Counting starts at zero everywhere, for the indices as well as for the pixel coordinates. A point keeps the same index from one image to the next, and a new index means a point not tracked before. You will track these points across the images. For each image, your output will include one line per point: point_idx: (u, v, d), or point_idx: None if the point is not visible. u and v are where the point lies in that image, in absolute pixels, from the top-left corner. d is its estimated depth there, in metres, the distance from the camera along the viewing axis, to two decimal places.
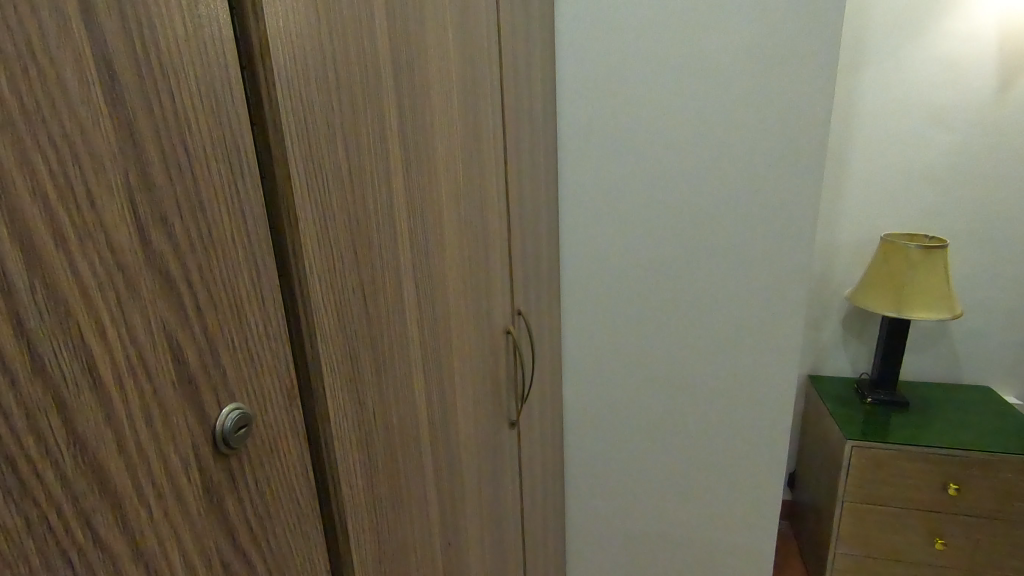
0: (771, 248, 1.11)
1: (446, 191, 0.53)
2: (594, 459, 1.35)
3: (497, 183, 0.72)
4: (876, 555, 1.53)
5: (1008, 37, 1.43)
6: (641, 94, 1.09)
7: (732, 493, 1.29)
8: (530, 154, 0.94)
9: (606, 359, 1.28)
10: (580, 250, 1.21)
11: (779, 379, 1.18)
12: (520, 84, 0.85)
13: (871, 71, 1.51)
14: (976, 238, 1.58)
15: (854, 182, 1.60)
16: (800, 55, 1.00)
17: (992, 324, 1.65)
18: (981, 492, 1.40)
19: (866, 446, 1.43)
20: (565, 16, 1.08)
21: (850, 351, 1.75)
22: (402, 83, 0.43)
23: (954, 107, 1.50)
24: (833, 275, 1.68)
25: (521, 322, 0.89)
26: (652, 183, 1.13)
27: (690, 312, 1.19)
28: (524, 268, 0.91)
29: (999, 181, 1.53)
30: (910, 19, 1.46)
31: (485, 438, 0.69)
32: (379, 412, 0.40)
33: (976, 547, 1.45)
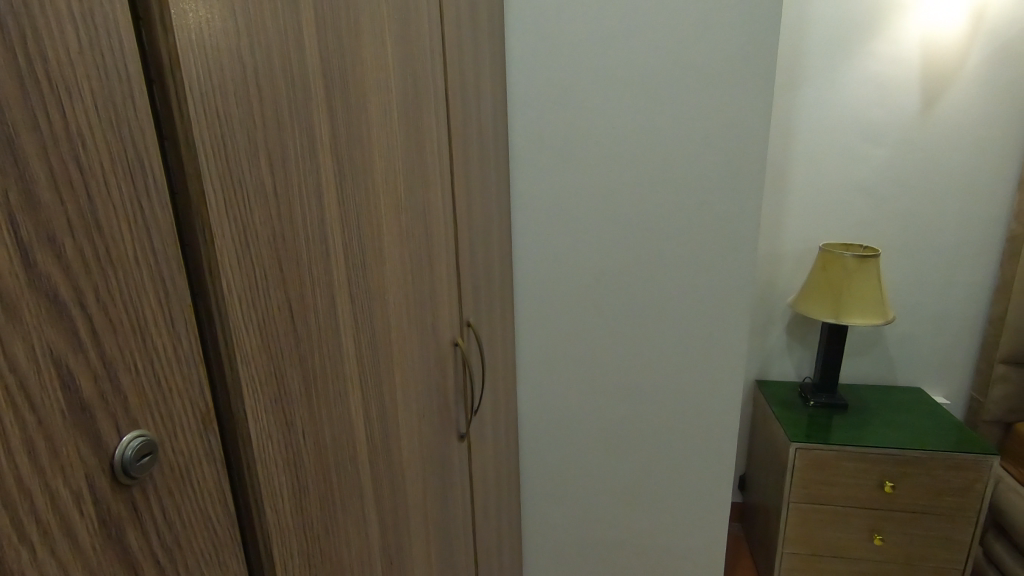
0: (716, 259, 1.15)
1: (386, 206, 0.53)
2: (549, 468, 1.36)
3: (442, 196, 0.72)
4: (821, 552, 1.58)
5: (930, 58, 1.53)
6: (590, 109, 1.11)
7: (683, 498, 1.32)
8: (479, 165, 0.94)
9: (560, 369, 1.28)
10: (532, 260, 1.22)
11: (725, 384, 1.22)
12: (468, 95, 0.85)
13: (807, 90, 1.59)
14: (906, 248, 1.68)
15: (794, 194, 1.67)
16: (739, 74, 1.04)
17: (922, 329, 1.74)
18: (914, 489, 1.48)
19: (809, 448, 1.49)
20: (515, 29, 1.09)
21: (794, 356, 1.82)
22: (335, 97, 0.42)
23: (883, 126, 1.59)
24: (777, 283, 1.75)
25: (470, 333, 0.89)
26: (602, 195, 1.15)
27: (641, 321, 1.21)
28: (473, 280, 0.91)
29: (925, 194, 1.62)
30: (841, 43, 1.54)
31: (431, 452, 0.68)
32: (310, 433, 0.39)
33: (911, 541, 1.53)
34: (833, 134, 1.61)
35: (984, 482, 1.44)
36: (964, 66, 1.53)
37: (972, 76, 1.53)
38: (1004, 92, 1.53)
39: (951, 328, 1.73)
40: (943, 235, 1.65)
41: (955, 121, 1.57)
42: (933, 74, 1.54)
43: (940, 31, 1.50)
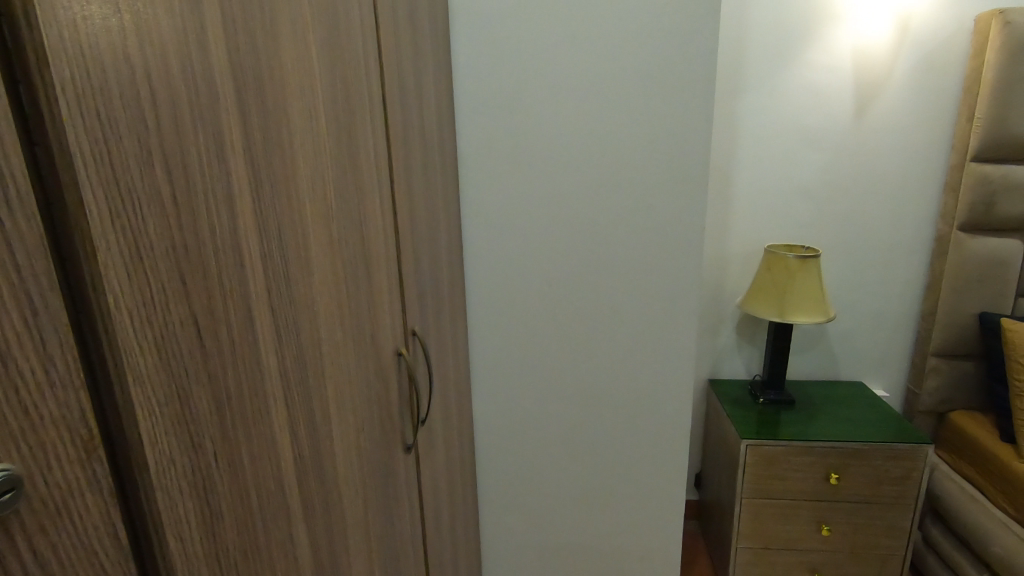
0: (662, 263, 1.17)
1: (313, 214, 0.51)
2: (506, 475, 1.35)
3: (380, 203, 0.70)
4: (773, 545, 1.62)
5: (862, 67, 1.60)
6: (536, 115, 1.11)
7: (637, 500, 1.33)
8: (424, 172, 0.92)
9: (513, 375, 1.28)
10: (482, 266, 1.21)
11: (675, 385, 1.24)
12: (409, 100, 0.83)
13: (747, 97, 1.64)
14: (844, 248, 1.75)
15: (739, 198, 1.72)
16: (680, 81, 1.07)
17: (862, 325, 1.82)
18: (857, 479, 1.54)
19: (759, 444, 1.53)
20: (460, 34, 1.08)
21: (743, 355, 1.87)
22: (249, 102, 0.41)
23: (820, 131, 1.66)
24: (726, 285, 1.80)
25: (416, 342, 0.87)
26: (551, 200, 1.16)
27: (592, 326, 1.22)
28: (419, 289, 0.89)
29: (860, 197, 1.70)
30: (777, 52, 1.60)
31: (373, 465, 0.67)
32: (223, 456, 0.37)
33: (856, 530, 1.58)
34: (774, 139, 1.67)
35: (921, 470, 1.51)
36: (892, 75, 1.60)
37: (900, 84, 1.61)
38: (929, 100, 1.62)
39: (888, 324, 1.81)
40: (878, 236, 1.73)
41: (885, 126, 1.64)
42: (863, 82, 1.61)
43: (870, 41, 1.58)
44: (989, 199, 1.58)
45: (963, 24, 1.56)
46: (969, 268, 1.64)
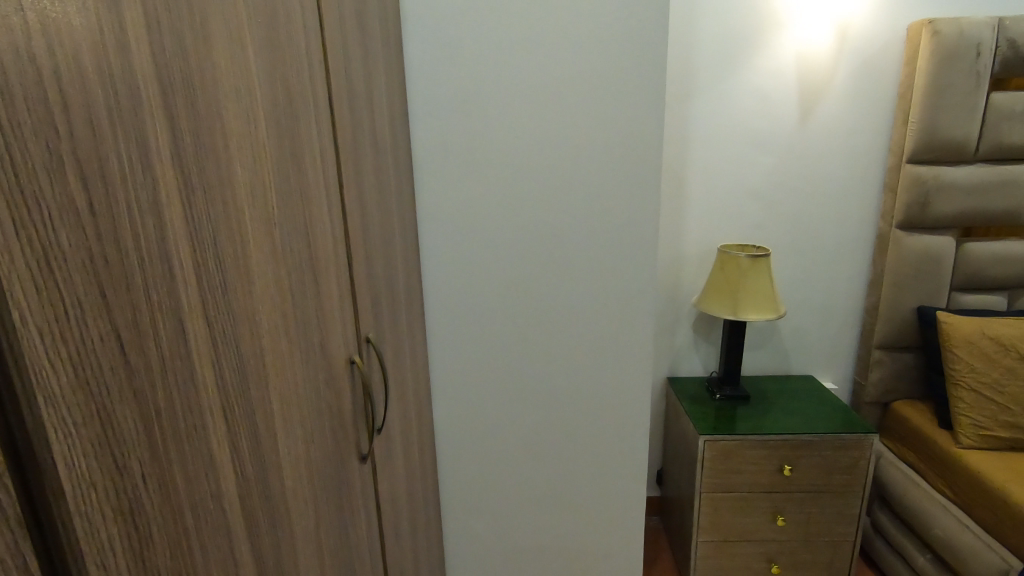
0: (618, 264, 1.18)
1: (252, 221, 0.49)
2: (468, 481, 1.34)
3: (329, 208, 0.69)
4: (731, 538, 1.67)
5: (805, 73, 1.66)
6: (491, 118, 1.11)
7: (599, 499, 1.34)
8: (376, 177, 0.91)
9: (472, 379, 1.27)
10: (439, 271, 1.20)
11: (633, 384, 1.25)
12: (359, 104, 0.82)
13: (697, 101, 1.68)
14: (793, 247, 1.81)
15: (693, 200, 1.77)
16: (632, 84, 1.08)
17: (811, 321, 1.89)
18: (809, 470, 1.59)
19: (716, 440, 1.57)
20: (412, 36, 1.07)
21: (700, 353, 1.91)
22: (177, 105, 0.39)
23: (768, 135, 1.72)
24: (682, 285, 1.84)
25: (370, 350, 0.85)
26: (507, 203, 1.16)
27: (551, 328, 1.23)
28: (373, 295, 0.88)
29: (806, 197, 1.77)
30: (725, 57, 1.65)
31: (325, 477, 0.65)
32: (153, 476, 0.35)
33: (809, 519, 1.64)
34: (725, 143, 1.72)
35: (867, 458, 1.57)
36: (833, 80, 1.67)
37: (841, 89, 1.68)
38: (867, 105, 1.70)
39: (835, 319, 1.89)
40: (823, 235, 1.80)
41: (828, 130, 1.71)
42: (806, 88, 1.68)
43: (812, 48, 1.64)
44: (925, 198, 1.65)
45: (897, 33, 1.64)
46: (907, 264, 1.72)
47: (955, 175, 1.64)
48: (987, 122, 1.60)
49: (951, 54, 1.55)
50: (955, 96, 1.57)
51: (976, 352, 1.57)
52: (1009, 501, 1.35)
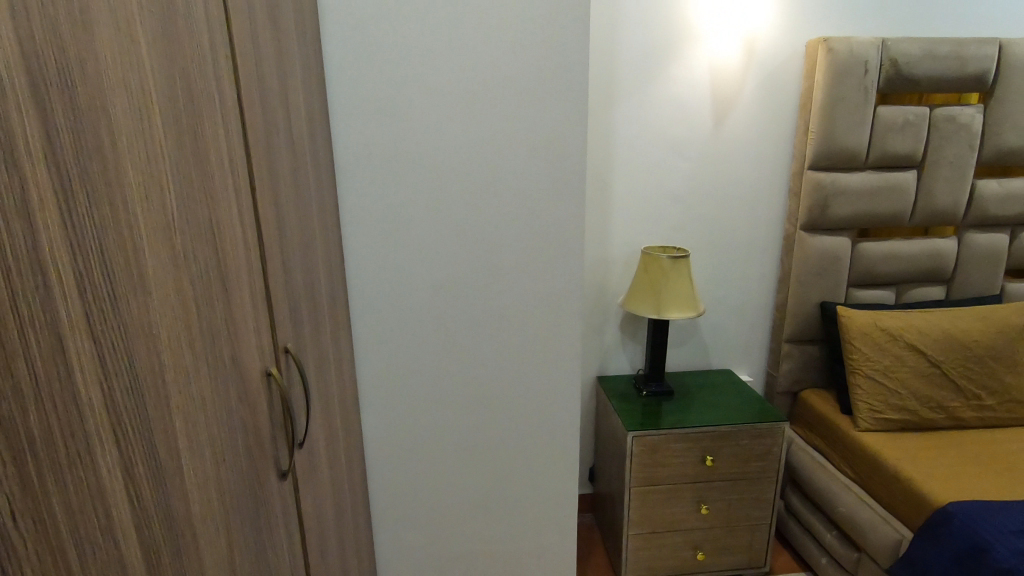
0: (545, 266, 1.20)
1: (147, 225, 0.45)
2: (399, 491, 1.31)
3: (239, 212, 0.65)
4: (659, 529, 1.73)
5: (717, 83, 1.76)
6: (415, 119, 1.09)
7: (531, 501, 1.35)
8: (294, 180, 0.87)
9: (402, 386, 1.24)
10: (365, 276, 1.17)
11: (563, 385, 1.27)
12: (272, 101, 0.78)
13: (619, 108, 1.74)
14: (710, 248, 1.91)
15: (617, 204, 1.83)
16: (556, 89, 1.10)
17: (727, 317, 2.00)
18: (728, 459, 1.68)
19: (643, 435, 1.62)
20: (332, 34, 1.04)
21: (627, 351, 1.97)
22: (50, 99, 0.35)
23: (685, 141, 1.80)
24: (608, 286, 1.89)
25: (289, 360, 0.81)
26: (435, 207, 1.14)
27: (481, 331, 1.22)
28: (292, 303, 0.84)
29: (722, 201, 1.87)
30: (644, 66, 1.72)
31: (239, 497, 0.61)
32: (26, 512, 0.32)
33: (730, 506, 1.73)
34: (646, 149, 1.79)
35: (779, 445, 1.68)
36: (742, 91, 1.78)
37: (749, 99, 1.79)
38: (773, 114, 1.82)
39: (749, 316, 2.00)
40: (737, 236, 1.91)
41: (739, 137, 1.82)
42: (719, 97, 1.77)
43: (723, 60, 1.74)
44: (824, 202, 1.79)
45: (796, 48, 1.77)
46: (811, 263, 1.86)
47: (849, 181, 1.79)
48: (875, 132, 1.76)
49: (843, 70, 1.69)
50: (847, 108, 1.72)
51: (870, 342, 1.72)
52: (900, 477, 1.49)
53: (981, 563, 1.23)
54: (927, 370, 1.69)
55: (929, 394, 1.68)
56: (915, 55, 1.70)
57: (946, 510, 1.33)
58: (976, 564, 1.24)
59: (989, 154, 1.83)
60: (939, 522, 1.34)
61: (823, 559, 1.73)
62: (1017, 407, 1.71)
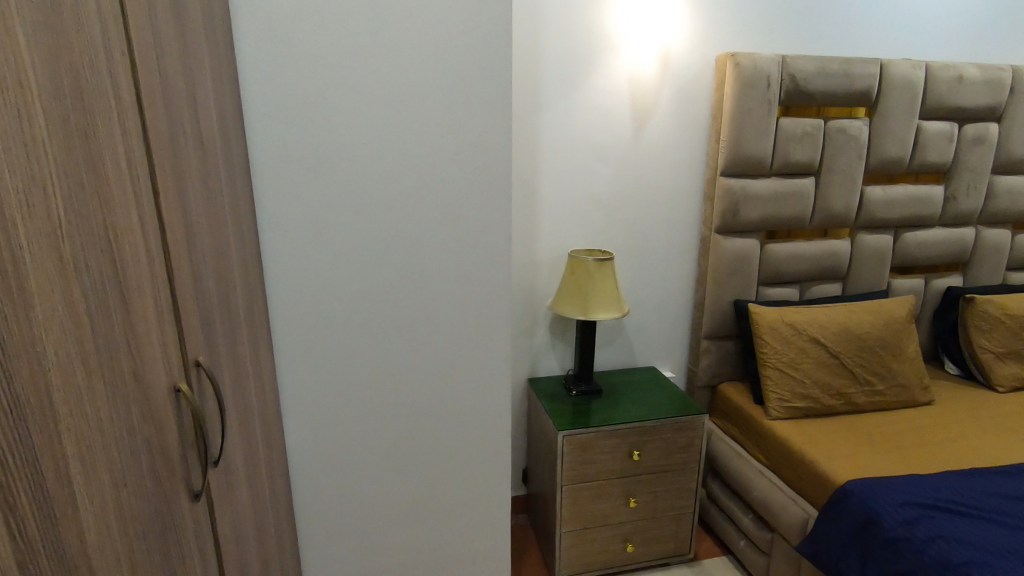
0: (473, 270, 1.20)
1: (28, 233, 0.42)
2: (326, 504, 1.27)
3: (139, 217, 0.60)
4: (590, 524, 1.77)
5: (636, 91, 1.84)
6: (337, 123, 1.07)
7: (465, 505, 1.35)
8: (203, 183, 0.82)
9: (328, 397, 1.21)
10: (286, 284, 1.13)
11: (493, 388, 1.28)
12: (177, 99, 0.73)
13: (544, 114, 1.78)
14: (633, 250, 1.99)
15: (545, 208, 1.86)
16: (480, 94, 1.11)
17: (651, 317, 2.08)
18: (653, 452, 1.75)
19: (573, 433, 1.66)
20: (244, 31, 0.99)
21: (557, 353, 2.01)
22: None
23: (607, 147, 1.87)
24: (537, 289, 1.93)
25: (201, 373, 0.77)
26: (359, 212, 1.12)
27: (409, 337, 1.21)
28: (203, 314, 0.79)
29: (643, 205, 1.95)
30: (567, 73, 1.76)
31: (145, 522, 0.58)
32: None
33: (656, 497, 1.80)
34: (571, 154, 1.84)
35: (700, 436, 1.77)
36: (659, 101, 1.87)
37: (666, 108, 1.88)
38: (687, 124, 1.92)
39: (670, 315, 2.10)
40: (657, 240, 2.00)
41: (657, 145, 1.91)
42: (637, 106, 1.85)
43: (640, 71, 1.82)
44: (734, 206, 1.91)
45: (707, 61, 1.88)
46: (725, 263, 1.97)
47: (756, 186, 1.92)
48: (778, 141, 1.90)
49: (748, 83, 1.81)
50: (753, 119, 1.84)
51: (778, 336, 1.85)
52: (806, 460, 1.61)
53: (875, 535, 1.35)
54: (827, 361, 1.84)
55: (830, 383, 1.83)
56: (810, 71, 1.85)
57: (845, 488, 1.46)
58: (870, 535, 1.36)
59: (874, 162, 2.03)
60: (839, 499, 1.46)
61: (741, 541, 1.84)
62: (903, 391, 1.89)
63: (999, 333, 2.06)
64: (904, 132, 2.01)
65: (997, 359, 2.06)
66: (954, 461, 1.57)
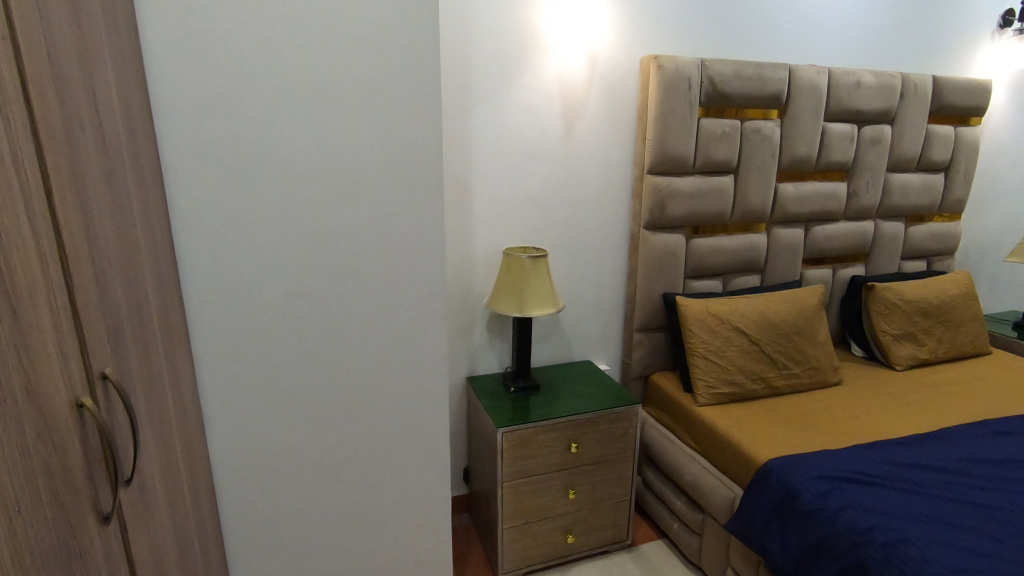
0: (405, 269, 1.18)
1: None
2: (257, 518, 1.21)
3: (29, 218, 0.55)
4: (532, 519, 1.79)
5: (565, 91, 1.87)
6: (257, 120, 1.02)
7: (404, 506, 1.32)
8: (107, 183, 0.76)
9: (255, 406, 1.15)
10: (206, 289, 1.07)
11: (429, 388, 1.27)
12: (72, 91, 0.68)
13: (475, 113, 1.78)
14: (567, 247, 2.03)
15: (479, 206, 1.86)
16: (409, 90, 1.10)
17: (586, 312, 2.13)
18: (591, 443, 1.79)
19: (512, 430, 1.67)
20: (151, 21, 0.93)
21: (494, 351, 2.02)
22: None
23: (539, 146, 1.89)
24: (473, 288, 1.92)
25: (109, 387, 0.71)
26: (283, 212, 1.08)
27: (341, 339, 1.18)
28: (111, 323, 0.74)
29: (575, 203, 1.99)
30: (498, 72, 1.77)
31: (43, 547, 0.53)
32: None
33: (594, 488, 1.85)
34: (503, 153, 1.85)
35: (634, 426, 1.84)
36: (588, 101, 1.91)
37: (594, 108, 1.93)
38: (615, 123, 1.98)
39: (603, 310, 2.16)
40: (589, 237, 2.05)
41: (587, 144, 1.95)
42: (567, 106, 1.89)
43: (569, 71, 1.86)
44: (661, 203, 1.99)
45: (632, 63, 1.94)
46: (653, 259, 2.05)
47: (681, 184, 2.00)
48: (700, 141, 1.99)
49: (671, 85, 1.89)
50: (676, 119, 1.92)
51: (704, 327, 1.95)
52: (732, 443, 1.70)
53: (793, 508, 1.45)
54: (748, 348, 1.95)
55: (751, 369, 1.94)
56: (727, 75, 1.96)
57: (767, 467, 1.55)
58: (789, 509, 1.46)
59: (786, 161, 2.17)
60: (762, 478, 1.55)
61: (676, 524, 1.92)
62: (816, 372, 2.04)
63: (896, 316, 2.26)
64: (811, 133, 2.16)
65: (896, 341, 2.26)
66: (860, 436, 1.71)
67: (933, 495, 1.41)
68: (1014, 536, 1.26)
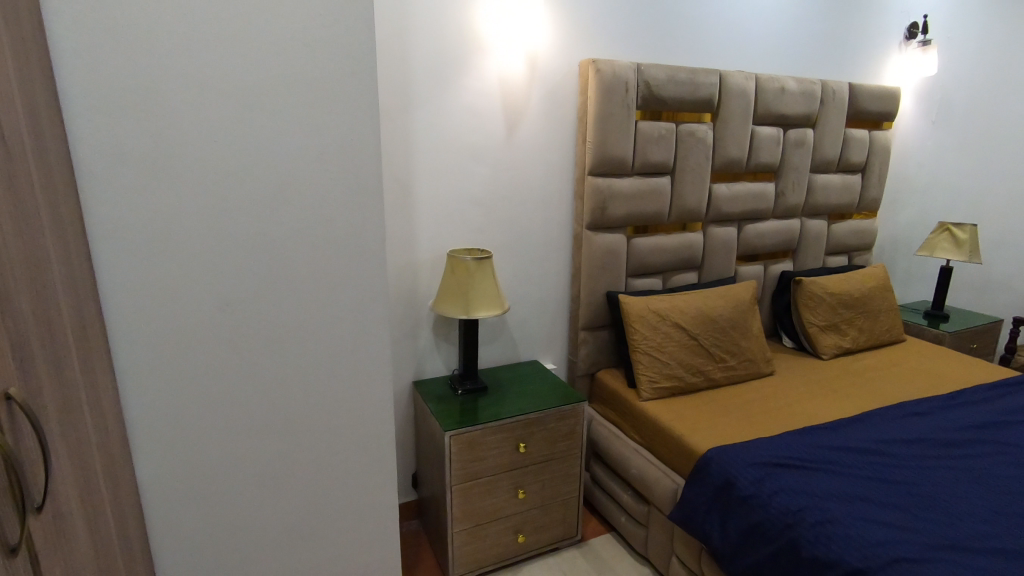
0: (343, 274, 1.16)
1: None
2: (191, 537, 1.15)
3: None
4: (482, 521, 1.79)
5: (506, 92, 1.88)
6: (182, 120, 0.97)
7: (350, 516, 1.29)
8: (9, 186, 0.70)
9: (185, 420, 1.10)
10: (127, 299, 1.00)
11: (372, 394, 1.25)
12: None
13: (415, 113, 1.76)
14: (512, 247, 2.04)
15: (422, 208, 1.84)
16: (345, 91, 1.08)
17: (531, 311, 2.15)
18: (538, 443, 1.81)
19: (460, 433, 1.66)
20: (59, 13, 0.87)
21: (441, 354, 2.01)
22: None
23: (481, 147, 1.89)
24: (418, 290, 1.90)
25: (14, 408, 0.66)
26: (210, 217, 1.03)
27: (279, 348, 1.14)
28: (17, 339, 0.68)
29: (518, 204, 2.01)
30: (438, 73, 1.76)
31: None
32: None
33: (543, 486, 1.86)
34: (445, 154, 1.84)
35: (580, 423, 1.87)
36: (528, 103, 1.93)
37: (535, 110, 1.95)
38: (556, 125, 2.01)
39: (549, 310, 2.19)
40: (533, 237, 2.07)
41: (528, 146, 1.97)
42: (508, 108, 1.90)
43: (509, 72, 1.87)
44: (603, 203, 2.03)
45: (571, 67, 1.98)
46: (596, 258, 2.09)
47: (621, 185, 2.05)
48: (638, 143, 2.05)
49: (609, 87, 1.93)
50: (615, 121, 1.97)
51: (645, 323, 2.01)
52: (673, 435, 1.76)
53: (731, 494, 1.51)
54: (687, 343, 2.02)
55: (690, 362, 2.01)
56: (662, 79, 2.02)
57: (707, 457, 1.61)
58: (728, 496, 1.52)
59: (719, 163, 2.26)
60: (701, 467, 1.61)
61: (623, 517, 1.97)
62: (751, 365, 2.14)
63: (822, 308, 2.40)
64: (741, 136, 2.26)
65: (822, 331, 2.39)
66: (791, 423, 1.80)
67: (856, 474, 1.51)
68: (925, 509, 1.37)
